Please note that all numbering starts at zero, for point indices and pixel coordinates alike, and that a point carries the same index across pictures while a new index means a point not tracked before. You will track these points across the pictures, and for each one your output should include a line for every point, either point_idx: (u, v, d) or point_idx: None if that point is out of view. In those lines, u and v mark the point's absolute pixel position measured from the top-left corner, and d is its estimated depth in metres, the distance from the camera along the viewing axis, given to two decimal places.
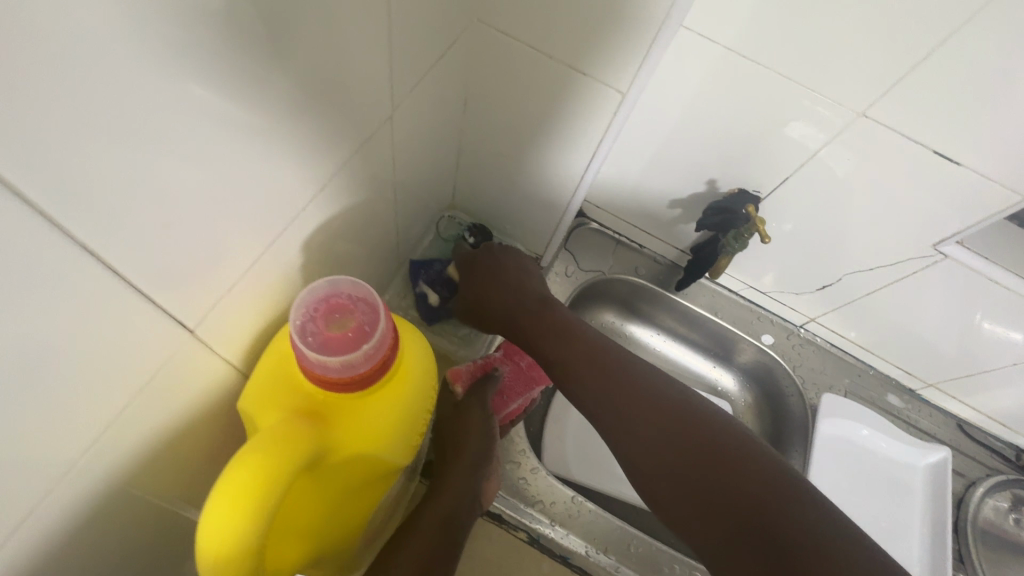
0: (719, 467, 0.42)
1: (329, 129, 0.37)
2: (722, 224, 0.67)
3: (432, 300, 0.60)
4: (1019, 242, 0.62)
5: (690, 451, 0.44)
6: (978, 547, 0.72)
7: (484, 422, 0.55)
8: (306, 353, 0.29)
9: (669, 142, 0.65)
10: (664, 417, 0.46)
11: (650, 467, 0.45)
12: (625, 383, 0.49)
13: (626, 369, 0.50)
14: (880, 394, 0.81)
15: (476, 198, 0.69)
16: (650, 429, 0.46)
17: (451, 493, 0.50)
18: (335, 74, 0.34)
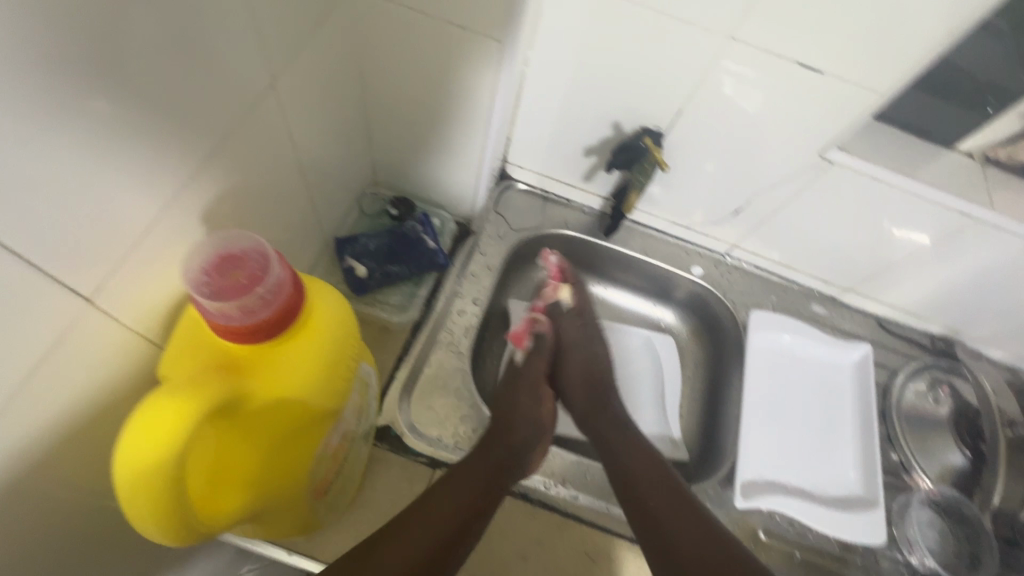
0: (714, 548, 0.52)
1: (214, 98, 0.38)
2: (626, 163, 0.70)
3: (360, 272, 0.62)
4: (893, 142, 0.68)
5: (694, 532, 0.54)
6: (902, 427, 0.78)
7: (531, 386, 0.72)
8: (201, 303, 0.30)
9: (571, 91, 0.68)
10: (680, 505, 0.57)
11: (643, 512, 0.57)
12: (644, 474, 0.61)
13: (643, 459, 0.63)
14: (804, 305, 0.87)
15: (395, 169, 0.71)
16: (670, 515, 0.56)
17: (468, 487, 0.57)
18: (207, 46, 0.35)
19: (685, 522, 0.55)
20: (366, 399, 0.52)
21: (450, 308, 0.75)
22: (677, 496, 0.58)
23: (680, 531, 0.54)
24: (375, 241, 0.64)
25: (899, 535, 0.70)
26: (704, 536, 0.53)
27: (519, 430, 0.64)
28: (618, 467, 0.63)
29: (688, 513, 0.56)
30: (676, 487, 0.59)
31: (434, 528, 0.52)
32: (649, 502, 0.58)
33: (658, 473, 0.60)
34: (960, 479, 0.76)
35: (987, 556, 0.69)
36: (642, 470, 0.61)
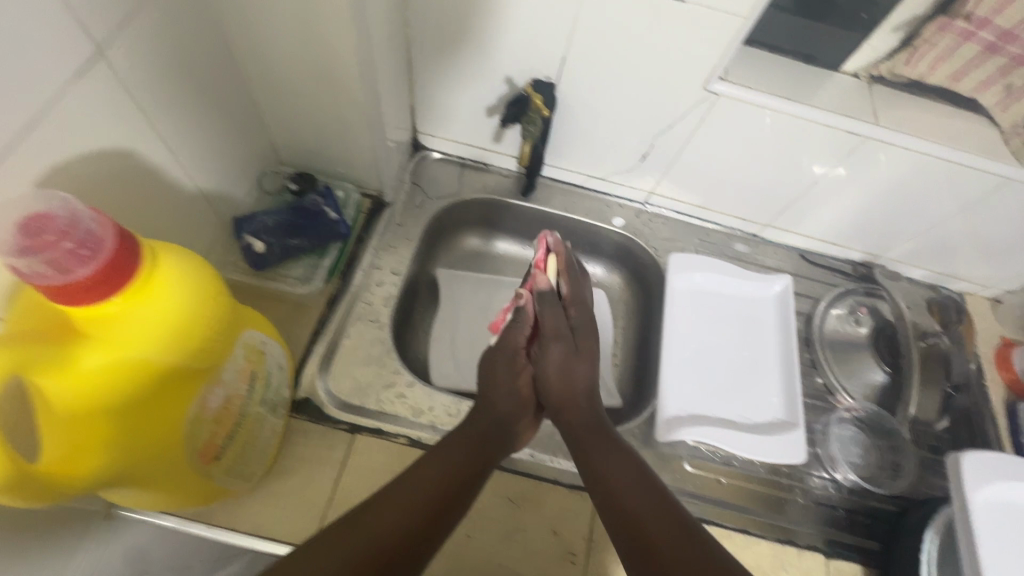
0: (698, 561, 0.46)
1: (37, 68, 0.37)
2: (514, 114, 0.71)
3: (258, 247, 0.62)
4: (778, 70, 0.69)
5: (672, 540, 0.48)
6: (825, 351, 0.80)
7: (508, 393, 0.63)
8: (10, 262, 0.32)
9: (460, 48, 0.69)
10: (661, 509, 0.51)
11: (622, 511, 0.52)
12: (630, 471, 0.55)
13: (632, 459, 0.57)
14: (726, 245, 0.89)
15: (295, 145, 0.71)
16: (648, 516, 0.50)
17: (443, 466, 0.54)
18: (21, 14, 0.35)
19: (678, 549, 0.47)
20: (263, 367, 0.53)
21: (368, 280, 0.75)
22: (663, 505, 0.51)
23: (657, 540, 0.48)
24: (273, 217, 0.64)
25: (822, 454, 0.72)
26: (684, 543, 0.47)
27: (497, 406, 0.62)
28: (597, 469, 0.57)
29: (680, 539, 0.48)
30: (663, 494, 0.53)
31: (413, 506, 0.49)
32: (625, 506, 0.52)
33: (640, 476, 0.55)
34: (883, 394, 0.78)
35: (909, 462, 0.71)
36: (634, 493, 0.53)
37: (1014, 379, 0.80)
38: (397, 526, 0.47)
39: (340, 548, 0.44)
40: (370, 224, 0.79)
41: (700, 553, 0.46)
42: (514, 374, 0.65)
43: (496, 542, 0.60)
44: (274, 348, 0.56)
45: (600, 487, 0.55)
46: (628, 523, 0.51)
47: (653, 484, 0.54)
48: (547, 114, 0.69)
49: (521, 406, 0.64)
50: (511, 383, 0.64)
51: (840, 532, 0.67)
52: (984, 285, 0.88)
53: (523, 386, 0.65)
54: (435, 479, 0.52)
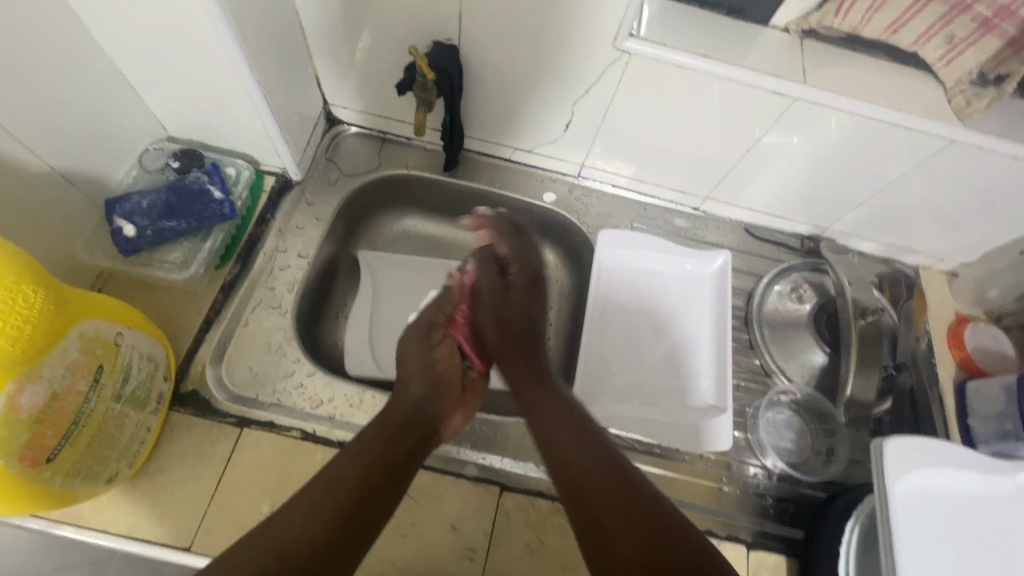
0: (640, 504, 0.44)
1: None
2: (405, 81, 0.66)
3: (126, 230, 0.58)
4: (699, 27, 0.63)
5: (612, 482, 0.46)
6: (764, 329, 0.76)
7: (428, 367, 0.61)
8: None
9: (352, 10, 0.63)
10: (599, 452, 0.49)
11: (561, 458, 0.50)
12: (562, 418, 0.53)
13: (563, 404, 0.55)
14: (665, 220, 0.84)
15: (179, 120, 0.66)
16: (590, 459, 0.48)
17: (378, 444, 0.51)
18: None
19: (607, 489, 0.46)
20: (117, 359, 0.49)
21: (271, 264, 0.70)
22: (600, 449, 0.49)
23: (597, 483, 0.46)
24: (149, 198, 0.60)
25: (752, 439, 0.68)
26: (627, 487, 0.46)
27: (412, 390, 0.58)
28: (535, 419, 0.54)
29: (618, 486, 0.46)
30: (596, 436, 0.51)
31: (352, 481, 0.47)
32: (562, 454, 0.50)
33: (577, 422, 0.53)
34: (823, 376, 0.74)
35: (844, 447, 0.68)
36: (570, 445, 0.50)
37: (965, 357, 0.76)
38: (344, 500, 0.45)
39: (277, 537, 0.42)
40: (276, 204, 0.74)
41: (634, 497, 0.45)
42: (428, 349, 0.62)
43: (387, 539, 0.56)
44: (136, 339, 0.51)
45: (552, 458, 0.50)
46: (574, 491, 0.47)
47: (590, 432, 0.52)
48: (433, 78, 0.63)
49: (439, 385, 0.60)
50: (426, 359, 0.62)
51: (766, 522, 0.64)
52: (939, 258, 0.82)
53: (438, 360, 0.62)
54: (367, 459, 0.49)
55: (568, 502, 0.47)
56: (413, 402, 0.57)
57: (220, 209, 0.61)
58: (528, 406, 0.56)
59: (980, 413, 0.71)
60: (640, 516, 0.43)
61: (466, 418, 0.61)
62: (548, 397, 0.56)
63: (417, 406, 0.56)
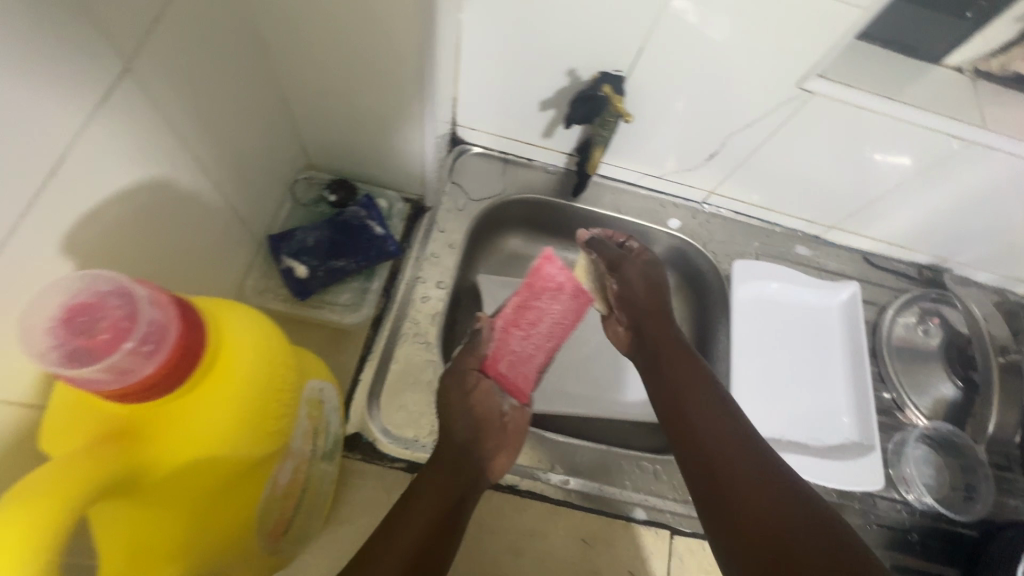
0: (780, 506, 0.43)
1: (36, 78, 0.28)
2: (588, 114, 0.63)
3: (299, 272, 0.55)
4: (873, 66, 0.62)
5: (755, 482, 0.45)
6: (893, 361, 0.76)
7: (469, 409, 0.57)
8: (69, 374, 0.24)
9: (516, 40, 0.61)
10: (734, 442, 0.49)
11: (692, 440, 0.52)
12: (699, 395, 0.55)
13: (711, 386, 0.55)
14: (787, 248, 0.83)
15: (329, 150, 0.63)
16: (724, 447, 0.49)
17: (436, 490, 0.50)
18: (51, 48, 0.28)
19: (749, 485, 0.45)
20: (321, 419, 0.47)
21: (412, 294, 0.68)
22: (737, 443, 0.49)
23: (733, 476, 0.47)
24: (314, 235, 0.57)
25: (896, 474, 0.69)
26: (770, 489, 0.44)
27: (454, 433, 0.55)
28: (670, 386, 0.57)
29: (766, 491, 0.44)
30: (738, 427, 0.51)
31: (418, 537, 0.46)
32: (695, 434, 0.52)
33: (722, 410, 0.53)
34: (953, 409, 0.75)
35: (985, 485, 0.69)
36: (715, 426, 0.51)
37: None
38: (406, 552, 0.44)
39: None
40: (411, 232, 0.71)
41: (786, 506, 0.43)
42: (466, 394, 0.58)
43: None
44: (329, 393, 0.49)
45: (693, 450, 0.51)
46: (716, 487, 0.47)
47: (731, 417, 0.52)
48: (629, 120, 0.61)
49: (479, 431, 0.57)
50: (463, 401, 0.58)
51: (914, 559, 0.65)
52: None
53: (477, 404, 0.58)
54: (426, 509, 0.48)
55: (704, 497, 0.48)
56: (457, 447, 0.54)
57: (386, 243, 0.59)
58: (660, 374, 0.59)
59: None
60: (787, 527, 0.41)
61: (511, 461, 0.57)
62: (695, 373, 0.57)
63: (463, 449, 0.54)
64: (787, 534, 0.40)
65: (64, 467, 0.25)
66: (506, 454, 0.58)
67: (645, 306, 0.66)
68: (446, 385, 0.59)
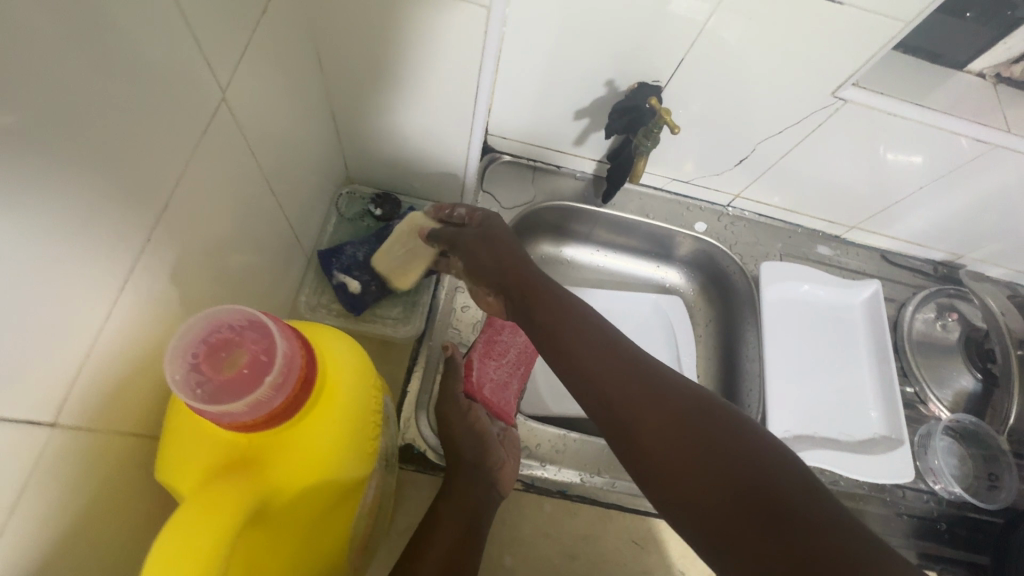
0: (705, 440, 0.34)
1: (152, 119, 0.29)
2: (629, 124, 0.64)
3: (351, 287, 0.56)
4: (899, 74, 0.64)
5: (671, 421, 0.36)
6: (915, 355, 0.79)
7: (470, 428, 0.57)
8: (218, 410, 0.25)
9: (556, 53, 0.62)
10: (633, 374, 0.39)
11: (585, 389, 0.39)
12: (578, 333, 0.42)
13: (583, 318, 0.43)
14: (809, 248, 0.85)
15: (371, 164, 0.64)
16: (624, 385, 0.38)
17: (455, 507, 0.52)
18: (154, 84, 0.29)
19: (660, 423, 0.36)
20: (387, 434, 0.48)
21: (453, 303, 0.68)
22: (638, 377, 0.38)
23: (645, 414, 0.36)
24: (363, 249, 0.58)
25: (923, 466, 0.72)
26: (694, 424, 0.35)
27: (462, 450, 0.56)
28: (545, 325, 0.44)
29: (681, 430, 0.35)
30: (630, 359, 0.40)
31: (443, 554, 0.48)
32: (584, 380, 0.39)
33: (609, 341, 0.41)
34: (973, 401, 0.78)
35: (1008, 474, 0.71)
36: (602, 363, 0.40)
37: None
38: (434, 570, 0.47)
39: None
40: None
41: (709, 444, 0.34)
42: (464, 414, 0.58)
43: None
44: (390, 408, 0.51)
45: (602, 407, 0.38)
46: (625, 434, 0.37)
47: (621, 346, 0.41)
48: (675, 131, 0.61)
49: (485, 442, 0.57)
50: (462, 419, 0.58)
51: (944, 547, 0.67)
52: None
53: (477, 421, 0.58)
54: (448, 524, 0.51)
55: (616, 443, 0.37)
56: (468, 460, 0.55)
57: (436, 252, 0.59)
58: (533, 325, 0.45)
59: None
60: (714, 459, 0.33)
61: (516, 466, 0.59)
62: (563, 308, 0.44)
63: (475, 462, 0.55)
64: (763, 490, 0.31)
65: (188, 534, 0.25)
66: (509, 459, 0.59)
67: (495, 269, 0.49)
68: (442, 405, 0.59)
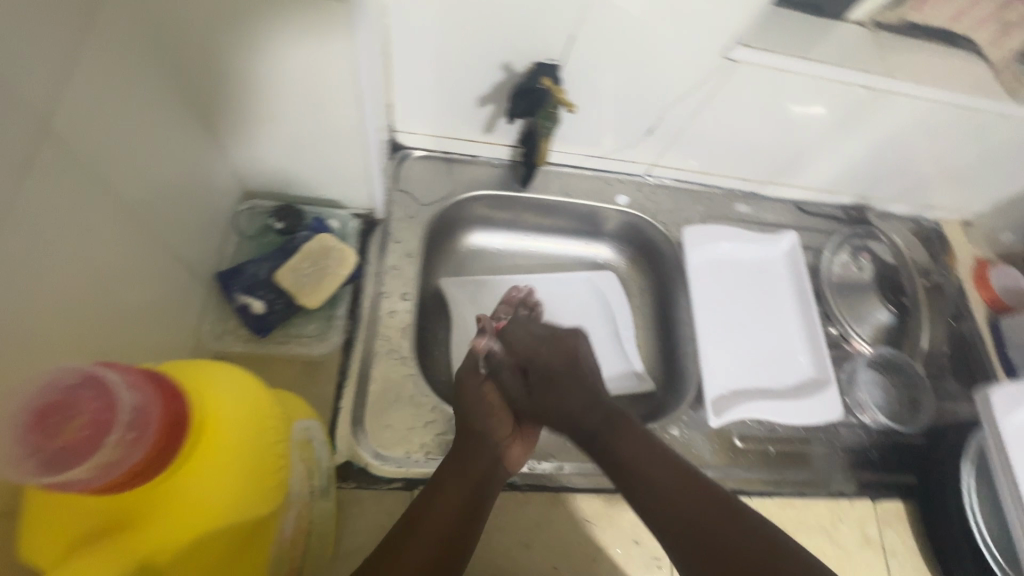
0: (746, 548, 0.45)
1: None
2: (528, 108, 0.63)
3: (256, 308, 0.53)
4: (785, 29, 0.65)
5: (717, 531, 0.47)
6: (835, 297, 0.83)
7: (480, 402, 0.60)
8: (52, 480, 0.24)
9: (446, 40, 0.60)
10: (688, 485, 0.50)
11: (638, 489, 0.51)
12: (639, 446, 0.54)
13: (651, 441, 0.54)
14: (728, 207, 0.87)
15: (266, 176, 0.60)
16: (679, 493, 0.50)
17: (456, 483, 0.53)
18: None
19: (713, 526, 0.47)
20: (313, 454, 0.46)
21: (378, 310, 0.67)
22: (693, 489, 0.50)
23: (695, 521, 0.47)
24: (266, 266, 0.55)
25: (851, 401, 0.75)
26: (740, 539, 0.46)
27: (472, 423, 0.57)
28: (609, 446, 0.55)
29: (731, 534, 0.46)
30: (688, 471, 0.51)
31: (444, 525, 0.49)
32: (642, 482, 0.51)
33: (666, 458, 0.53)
34: (890, 334, 0.82)
35: (927, 396, 0.76)
36: (656, 471, 0.51)
37: (992, 297, 0.86)
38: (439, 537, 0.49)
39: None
40: (366, 247, 0.69)
41: (751, 552, 0.45)
42: (480, 386, 0.61)
43: (580, 564, 0.58)
44: (315, 429, 0.48)
45: (655, 509, 0.50)
46: (682, 532, 0.48)
47: (679, 464, 0.52)
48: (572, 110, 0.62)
49: (493, 418, 0.59)
50: (478, 396, 0.60)
51: (876, 473, 0.71)
52: (958, 210, 0.93)
53: (489, 395, 0.61)
54: (453, 499, 0.52)
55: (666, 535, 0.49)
56: (476, 436, 0.57)
57: (347, 258, 0.57)
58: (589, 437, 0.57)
59: (1019, 344, 0.81)
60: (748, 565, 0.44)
61: (526, 449, 0.60)
62: (633, 437, 0.55)
63: (483, 436, 0.57)
64: None
65: None
66: (518, 444, 0.60)
67: (561, 415, 0.59)
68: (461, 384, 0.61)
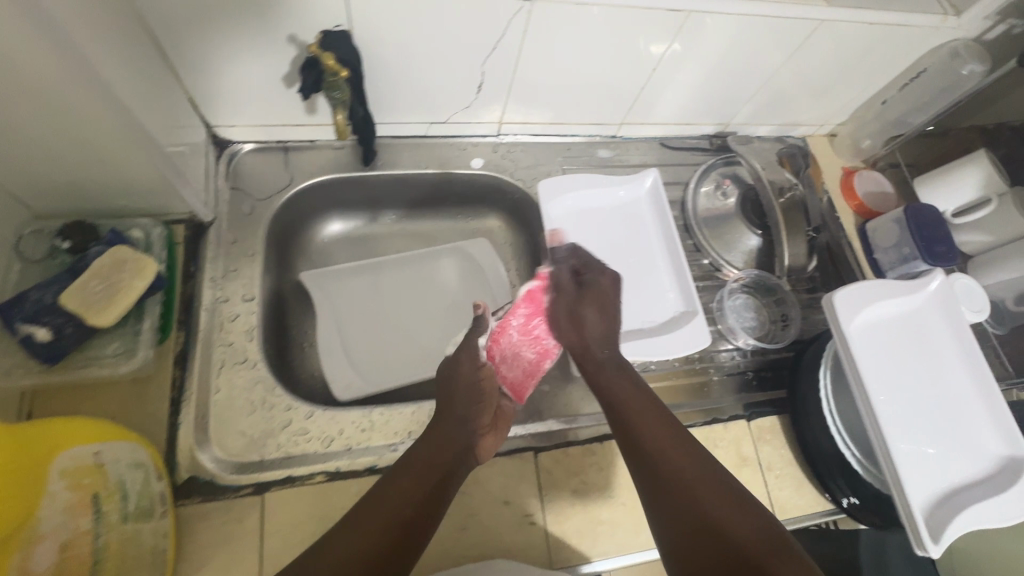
0: (746, 520, 0.42)
1: None
2: (309, 86, 0.61)
3: (42, 337, 0.49)
4: None
5: (715, 502, 0.43)
6: (704, 228, 0.83)
7: (473, 384, 0.58)
8: None
9: (214, 17, 0.55)
10: (687, 453, 0.47)
11: (635, 448, 0.49)
12: (641, 409, 0.51)
13: (654, 405, 0.52)
14: (589, 154, 0.86)
15: (50, 196, 0.56)
16: (681, 466, 0.46)
17: (433, 447, 0.51)
18: None
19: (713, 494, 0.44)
20: (109, 480, 0.44)
21: (218, 317, 0.64)
22: (696, 458, 0.47)
23: (690, 492, 0.44)
24: (51, 290, 0.51)
25: (723, 328, 0.76)
26: (742, 514, 0.42)
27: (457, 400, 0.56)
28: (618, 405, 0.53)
29: (730, 502, 0.43)
30: (692, 442, 0.48)
31: (403, 500, 0.45)
32: (639, 442, 0.49)
33: (666, 421, 0.50)
34: (759, 256, 0.84)
35: (795, 311, 0.78)
36: (660, 437, 0.49)
37: (859, 204, 0.88)
38: (404, 506, 0.45)
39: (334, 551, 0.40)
40: (197, 253, 0.66)
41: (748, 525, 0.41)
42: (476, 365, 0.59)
43: (451, 535, 0.58)
44: (117, 450, 0.46)
45: (649, 475, 0.47)
46: (681, 495, 0.44)
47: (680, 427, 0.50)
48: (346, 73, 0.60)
49: (478, 402, 0.57)
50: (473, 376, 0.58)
51: (752, 394, 0.73)
52: (820, 124, 0.93)
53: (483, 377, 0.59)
54: (421, 467, 0.49)
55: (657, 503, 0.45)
56: (460, 413, 0.55)
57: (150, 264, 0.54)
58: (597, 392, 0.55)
59: (882, 246, 0.83)
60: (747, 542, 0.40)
61: (497, 444, 0.59)
62: (639, 397, 0.53)
63: (466, 414, 0.56)
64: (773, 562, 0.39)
65: None
66: (491, 435, 0.59)
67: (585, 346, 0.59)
68: (457, 357, 0.60)
